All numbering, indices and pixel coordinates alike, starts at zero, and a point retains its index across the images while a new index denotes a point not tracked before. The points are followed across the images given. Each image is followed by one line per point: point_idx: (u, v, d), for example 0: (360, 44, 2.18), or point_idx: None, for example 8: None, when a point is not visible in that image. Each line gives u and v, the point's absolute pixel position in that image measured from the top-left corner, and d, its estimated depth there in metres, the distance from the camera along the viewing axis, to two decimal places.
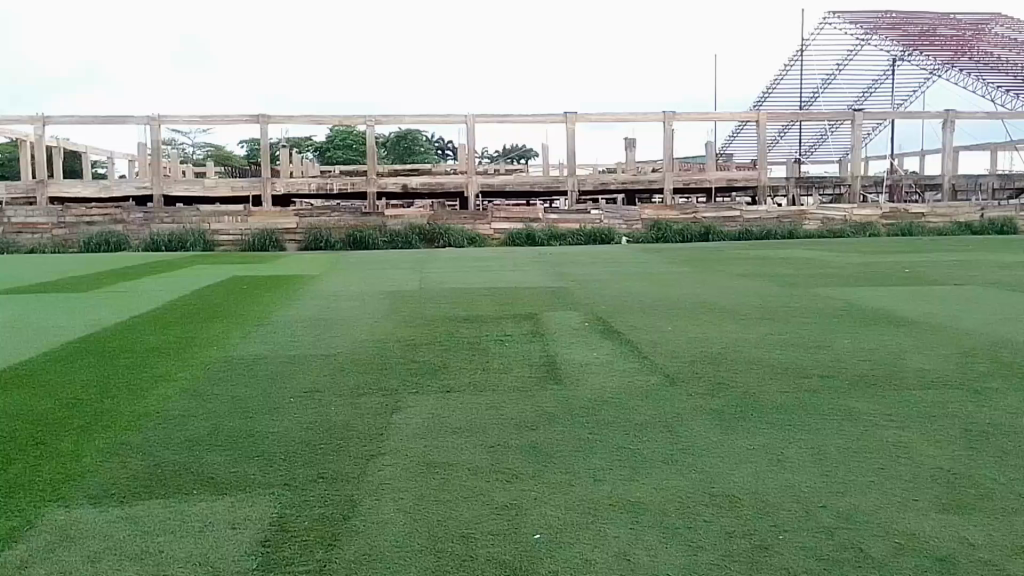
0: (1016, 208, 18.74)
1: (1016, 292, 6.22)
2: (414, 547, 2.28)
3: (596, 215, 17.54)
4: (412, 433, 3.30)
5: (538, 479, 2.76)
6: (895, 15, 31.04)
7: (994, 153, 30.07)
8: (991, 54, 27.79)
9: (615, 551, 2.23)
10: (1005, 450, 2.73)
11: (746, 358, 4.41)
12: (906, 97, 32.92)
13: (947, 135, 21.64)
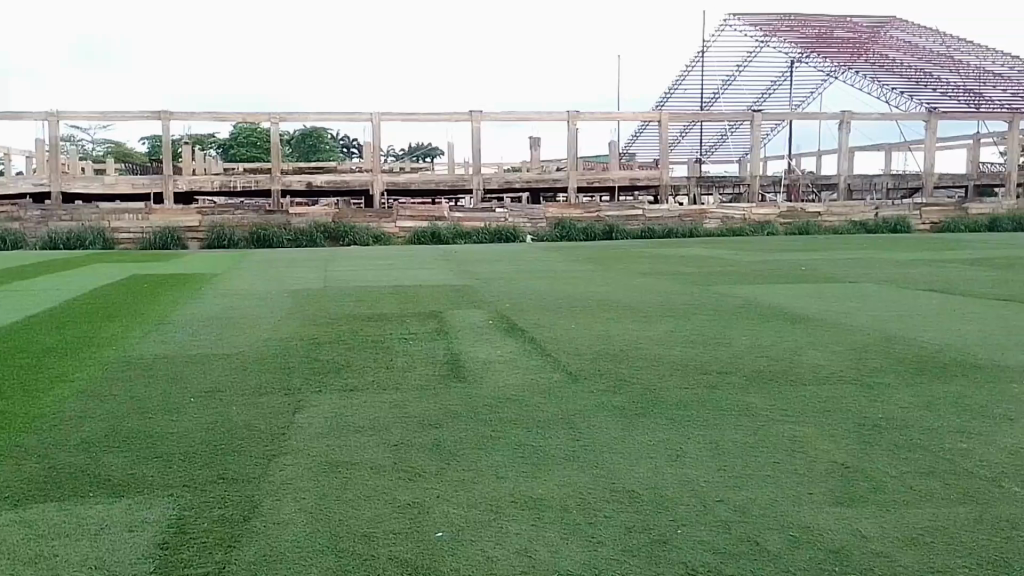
0: (907, 207, 19.42)
1: (906, 290, 6.45)
2: (315, 547, 2.19)
3: (500, 213, 17.52)
4: (315, 433, 3.19)
5: (442, 478, 2.70)
6: (792, 18, 31.96)
7: (889, 153, 31.34)
8: (886, 56, 28.64)
9: (517, 548, 2.18)
10: (895, 443, 2.79)
11: (648, 355, 4.44)
12: (804, 99, 34.06)
13: (843, 136, 22.40)
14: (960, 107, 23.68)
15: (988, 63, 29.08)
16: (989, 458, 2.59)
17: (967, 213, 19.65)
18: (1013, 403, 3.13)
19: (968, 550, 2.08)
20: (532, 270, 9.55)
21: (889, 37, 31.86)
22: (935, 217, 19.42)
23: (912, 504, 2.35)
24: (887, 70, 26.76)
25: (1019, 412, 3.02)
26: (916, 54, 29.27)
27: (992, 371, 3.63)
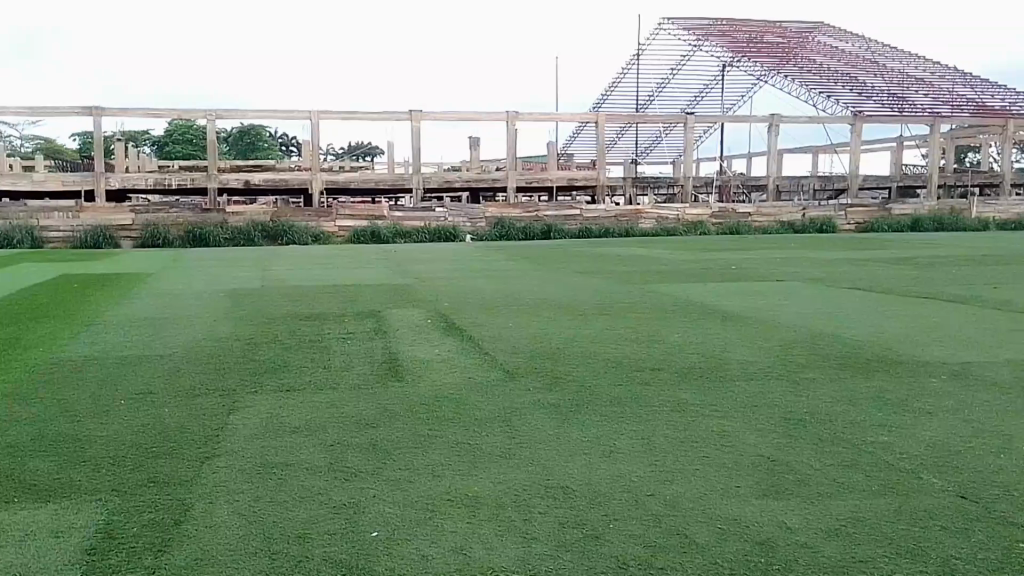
0: (834, 208, 19.88)
1: (835, 289, 6.60)
2: (248, 550, 2.17)
3: (440, 212, 17.48)
4: (249, 434, 3.16)
5: (377, 477, 2.69)
6: (725, 22, 32.52)
7: (816, 155, 32.15)
8: (814, 61, 29.32)
9: (452, 545, 2.19)
10: (820, 437, 2.86)
11: (584, 352, 4.49)
12: (736, 102, 34.72)
13: (773, 139, 22.89)
14: (883, 111, 24.35)
15: (911, 69, 29.96)
16: (908, 449, 2.67)
17: (891, 214, 20.14)
18: (933, 397, 3.23)
19: (887, 533, 2.15)
20: (471, 269, 9.55)
21: (817, 42, 32.61)
22: (860, 217, 19.82)
23: (836, 494, 2.41)
24: (814, 75, 27.41)
25: (939, 406, 3.12)
26: (842, 60, 30.03)
27: (913, 366, 3.74)
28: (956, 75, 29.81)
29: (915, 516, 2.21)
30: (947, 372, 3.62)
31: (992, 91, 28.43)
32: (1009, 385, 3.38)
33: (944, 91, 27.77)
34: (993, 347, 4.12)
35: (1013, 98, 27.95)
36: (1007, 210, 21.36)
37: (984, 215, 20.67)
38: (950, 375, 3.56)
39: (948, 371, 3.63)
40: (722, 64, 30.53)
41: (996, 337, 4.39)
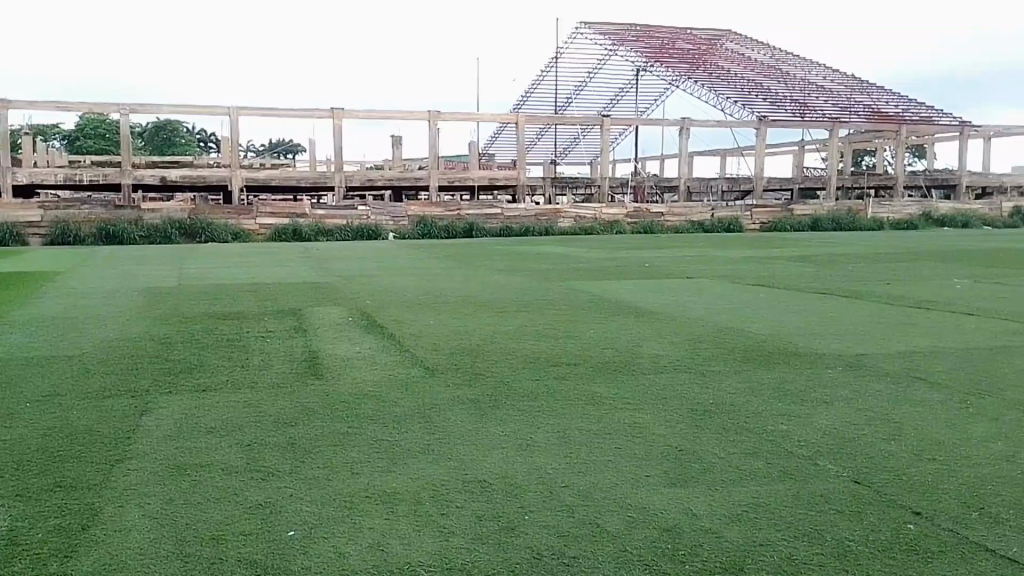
0: (741, 208, 20.34)
1: (742, 285, 6.81)
2: (159, 554, 2.16)
3: (362, 211, 17.36)
4: (161, 436, 3.13)
5: (294, 476, 2.71)
6: (639, 28, 33.02)
7: (724, 158, 33.03)
8: (723, 68, 30.00)
9: (369, 543, 2.22)
10: (726, 427, 2.97)
11: (503, 348, 4.56)
12: (649, 105, 35.33)
13: (684, 142, 23.43)
14: (786, 116, 25.12)
15: (814, 77, 31.00)
16: (807, 437, 2.80)
17: (794, 215, 20.80)
18: (830, 387, 3.39)
19: (785, 512, 2.25)
20: (392, 267, 9.53)
21: (726, 49, 33.40)
22: (764, 217, 20.37)
23: (739, 479, 2.51)
24: (722, 80, 28.08)
25: (836, 394, 3.27)
26: (748, 66, 30.82)
27: (813, 358, 3.90)
28: (854, 81, 30.94)
29: (811, 496, 2.32)
30: (843, 363, 3.79)
31: (888, 97, 29.59)
32: (899, 374, 3.56)
33: (842, 97, 28.81)
34: (886, 339, 4.33)
35: (907, 104, 29.14)
36: (902, 211, 22.25)
37: (880, 216, 21.50)
38: (846, 366, 3.74)
39: (845, 362, 3.80)
40: (637, 69, 31.03)
41: (891, 330, 4.61)
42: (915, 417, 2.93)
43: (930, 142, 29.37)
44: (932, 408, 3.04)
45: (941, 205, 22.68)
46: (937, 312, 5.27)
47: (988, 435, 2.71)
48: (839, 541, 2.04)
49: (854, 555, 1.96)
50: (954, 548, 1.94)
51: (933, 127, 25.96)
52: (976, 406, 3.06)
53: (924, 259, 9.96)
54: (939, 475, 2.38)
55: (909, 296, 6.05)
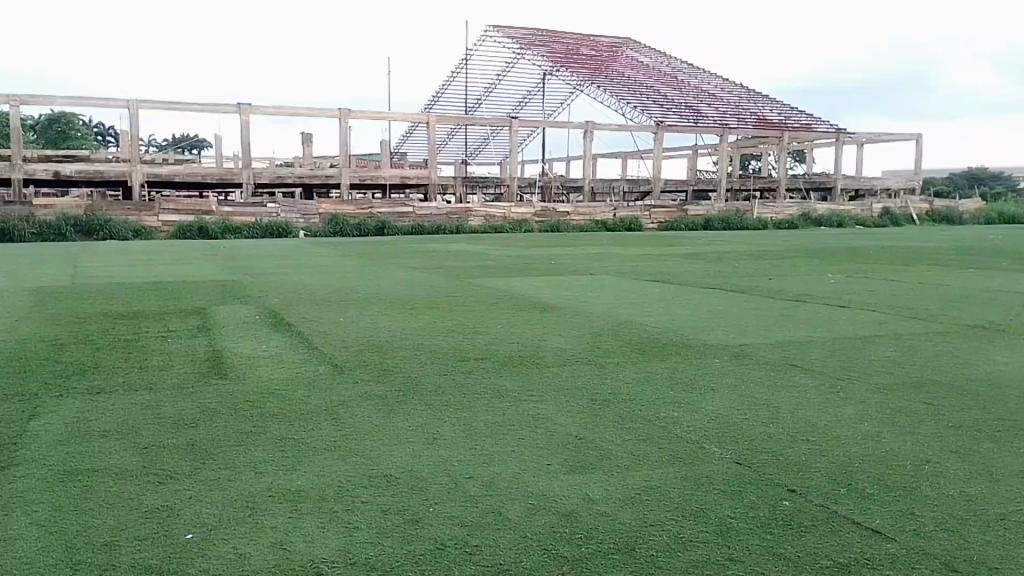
0: (641, 208, 20.81)
1: (640, 282, 7.02)
2: (46, 561, 2.04)
3: (271, 208, 17.14)
4: (51, 440, 3.02)
5: (193, 478, 2.63)
6: (545, 33, 33.43)
7: (626, 160, 33.82)
8: (625, 74, 30.64)
9: (271, 541, 2.16)
10: (622, 416, 3.10)
11: (411, 344, 4.63)
12: (555, 109, 35.81)
13: (588, 144, 23.91)
14: (683, 123, 25.84)
15: (707, 86, 32.04)
16: (695, 424, 2.94)
17: (688, 215, 21.42)
18: (718, 375, 3.57)
19: (680, 497, 2.33)
20: (300, 265, 9.51)
21: (627, 57, 34.13)
22: (662, 217, 20.90)
23: (635, 466, 2.61)
24: (624, 86, 28.65)
25: (721, 382, 3.45)
26: (647, 74, 31.56)
27: (701, 348, 4.09)
28: (744, 91, 32.08)
29: (700, 481, 2.43)
30: (729, 353, 3.99)
31: (773, 106, 30.80)
32: (778, 362, 3.77)
33: (731, 104, 29.96)
34: (769, 330, 4.56)
35: (792, 113, 30.40)
36: (783, 212, 23.10)
37: (765, 216, 22.30)
38: (732, 355, 3.94)
39: (730, 352, 4.01)
40: (543, 73, 31.42)
41: (777, 322, 4.86)
42: (792, 402, 3.13)
43: (811, 148, 30.72)
44: (806, 392, 3.25)
45: (818, 206, 23.71)
46: (815, 305, 5.57)
47: (857, 418, 2.91)
48: (727, 523, 2.13)
49: (738, 532, 2.07)
50: (825, 522, 2.08)
51: (811, 133, 27.74)
52: (846, 390, 3.27)
53: (802, 256, 10.48)
54: (815, 456, 2.54)
55: (793, 291, 6.35)
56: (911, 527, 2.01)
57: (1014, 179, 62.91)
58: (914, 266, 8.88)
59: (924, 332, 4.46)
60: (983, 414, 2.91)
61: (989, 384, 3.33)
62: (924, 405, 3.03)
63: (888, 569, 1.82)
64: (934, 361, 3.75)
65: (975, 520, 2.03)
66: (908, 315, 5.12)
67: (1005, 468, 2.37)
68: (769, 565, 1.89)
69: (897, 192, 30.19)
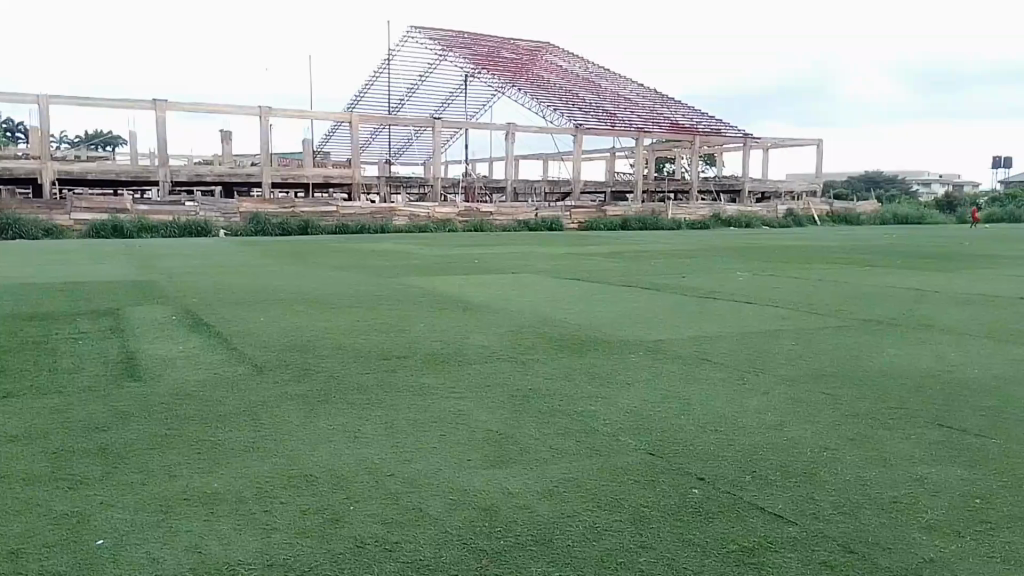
0: (562, 208, 21.05)
1: (561, 280, 7.12)
2: None
3: (189, 206, 16.82)
4: None
5: (106, 482, 2.55)
6: (467, 35, 33.52)
7: (548, 161, 34.17)
8: (546, 77, 30.92)
9: (185, 545, 2.11)
10: (541, 411, 3.18)
11: (333, 343, 4.63)
12: (478, 110, 35.94)
13: (510, 146, 24.11)
14: (601, 127, 26.24)
15: (624, 90, 32.61)
16: (611, 416, 3.03)
17: (606, 215, 21.71)
18: (633, 369, 3.68)
19: (595, 489, 2.40)
20: (220, 265, 9.39)
21: (547, 61, 34.46)
22: (582, 218, 21.17)
23: (552, 459, 2.68)
24: (544, 89, 28.90)
25: (636, 376, 3.57)
26: (567, 78, 31.92)
27: (616, 344, 4.22)
28: (658, 96, 32.75)
29: (615, 472, 2.51)
30: (643, 347, 4.11)
31: (684, 111, 31.54)
32: (689, 356, 3.91)
33: (647, 109, 30.59)
34: (681, 326, 4.71)
35: (703, 118, 31.17)
36: (695, 213, 23.58)
37: (679, 217, 22.77)
38: (646, 350, 4.05)
39: (644, 347, 4.12)
40: (465, 74, 31.47)
41: (689, 317, 5.01)
42: (703, 394, 3.25)
43: (719, 151, 31.56)
44: (716, 385, 3.38)
45: (728, 208, 24.34)
46: (726, 301, 5.76)
47: (761, 408, 3.04)
48: (638, 512, 2.21)
49: (650, 520, 2.16)
50: (731, 508, 2.18)
51: (722, 138, 28.56)
52: (752, 380, 3.43)
53: (710, 255, 10.77)
54: (722, 446, 2.65)
55: (704, 288, 6.54)
56: (809, 510, 2.12)
57: (903, 181, 66.10)
58: (815, 264, 9.22)
59: (825, 327, 4.66)
60: (877, 402, 3.08)
61: (882, 374, 3.52)
62: (822, 395, 3.19)
63: (788, 549, 1.93)
64: (832, 353, 3.94)
65: (868, 504, 2.15)
66: (809, 310, 5.33)
67: (899, 453, 2.52)
68: (681, 556, 1.94)
69: (800, 195, 31.24)
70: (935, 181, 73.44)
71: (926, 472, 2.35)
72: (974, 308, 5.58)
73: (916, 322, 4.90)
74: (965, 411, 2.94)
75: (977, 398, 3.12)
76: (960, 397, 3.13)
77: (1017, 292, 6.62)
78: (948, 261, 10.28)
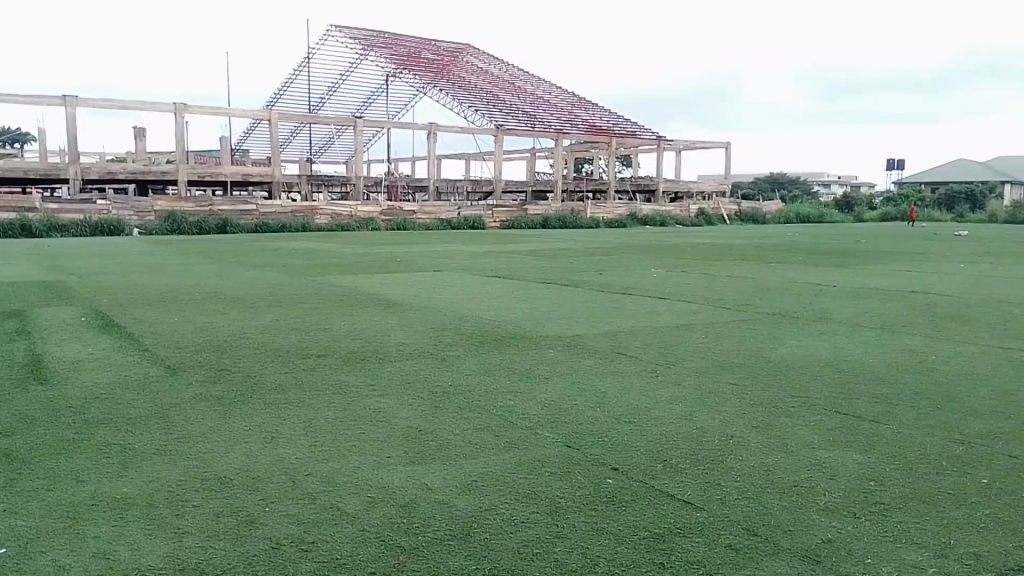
0: (484, 208, 21.20)
1: (482, 278, 7.17)
2: None
3: (102, 205, 16.36)
4: None
5: (9, 490, 2.45)
6: (388, 35, 33.36)
7: (470, 161, 34.31)
8: (466, 78, 31.00)
9: (93, 551, 2.04)
10: (460, 407, 3.22)
11: (250, 343, 4.58)
12: (399, 110, 35.82)
13: (432, 145, 24.16)
14: (521, 128, 26.54)
15: (543, 92, 32.96)
16: (528, 411, 3.10)
17: (527, 214, 21.82)
18: (551, 364, 3.76)
19: (512, 482, 2.44)
20: (134, 264, 9.20)
21: (468, 63, 34.55)
22: (503, 217, 21.31)
23: (471, 453, 2.71)
24: (465, 90, 28.94)
25: (553, 371, 3.64)
26: (487, 79, 32.06)
27: (536, 340, 4.28)
28: (575, 99, 33.17)
29: (533, 465, 2.56)
30: (560, 343, 4.18)
31: (601, 113, 32.04)
32: (605, 350, 4.00)
33: (565, 111, 30.99)
34: (597, 320, 4.82)
35: (618, 120, 31.69)
36: (612, 212, 23.88)
37: (598, 217, 23.09)
38: (564, 346, 4.13)
39: (561, 342, 4.19)
40: (386, 74, 31.33)
41: (604, 313, 5.12)
42: (617, 387, 3.32)
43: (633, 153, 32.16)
44: (630, 378, 3.46)
45: (643, 206, 24.81)
46: (641, 296, 5.88)
47: (673, 399, 3.14)
48: (553, 502, 2.27)
49: (566, 512, 2.20)
50: (644, 497, 2.25)
51: (636, 140, 29.18)
52: (663, 372, 3.54)
53: (623, 252, 10.95)
54: (635, 437, 2.72)
55: (620, 285, 6.67)
56: (716, 497, 2.21)
57: (807, 182, 68.44)
58: (722, 261, 9.48)
59: (734, 320, 4.81)
60: (779, 391, 3.22)
61: (784, 364, 3.67)
62: (729, 385, 3.32)
63: (697, 535, 2.01)
64: (736, 346, 4.08)
65: (770, 489, 2.25)
66: (718, 305, 5.49)
67: (799, 439, 2.64)
68: (597, 549, 1.98)
69: (710, 194, 32.02)
70: (835, 182, 76.24)
71: (823, 456, 2.47)
72: (868, 301, 5.83)
73: (818, 315, 5.09)
74: (858, 398, 3.10)
75: (872, 385, 3.27)
76: (856, 385, 3.29)
77: (910, 285, 6.94)
78: (849, 256, 10.70)
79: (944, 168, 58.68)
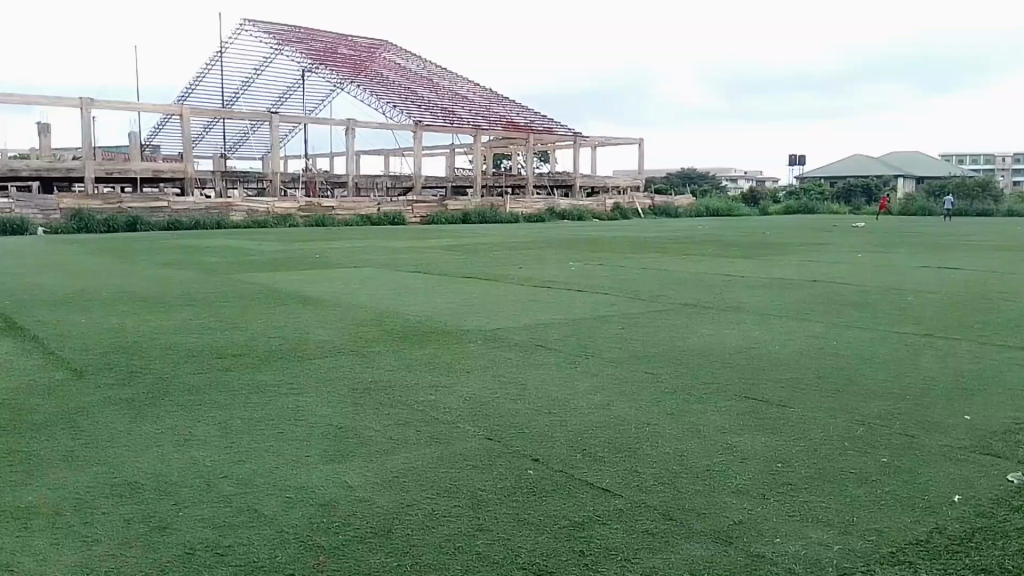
0: (404, 204, 21.18)
1: (401, 272, 7.15)
2: None
3: (4, 204, 15.73)
4: None
5: None
6: (303, 30, 32.88)
7: (389, 156, 34.11)
8: (384, 74, 30.80)
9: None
10: (380, 402, 3.23)
11: (164, 343, 4.49)
12: (315, 106, 35.39)
13: (350, 141, 23.98)
14: (440, 124, 26.56)
15: (460, 89, 32.95)
16: (449, 405, 3.12)
17: (446, 210, 21.79)
18: (472, 358, 3.78)
19: (434, 476, 2.46)
20: (44, 263, 8.91)
21: (384, 59, 34.30)
22: (424, 212, 21.25)
23: (391, 449, 2.72)
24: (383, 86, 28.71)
25: (476, 364, 3.67)
26: (404, 75, 31.88)
27: (458, 334, 4.30)
28: (493, 96, 33.25)
29: (454, 458, 2.59)
30: (482, 337, 4.21)
31: (518, 109, 32.23)
32: (525, 343, 4.04)
33: (483, 108, 31.07)
34: (519, 313, 4.87)
35: (534, 117, 31.89)
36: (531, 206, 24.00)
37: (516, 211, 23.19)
38: (485, 339, 4.16)
39: (483, 336, 4.22)
40: (301, 69, 30.87)
41: (522, 305, 5.17)
42: (535, 379, 3.38)
43: (550, 149, 32.40)
44: (548, 370, 3.52)
45: (561, 201, 25.01)
46: (563, 289, 5.93)
47: (591, 389, 3.20)
48: (475, 493, 2.31)
49: (487, 504, 2.23)
50: (562, 487, 2.30)
51: (552, 136, 29.42)
52: (580, 363, 3.60)
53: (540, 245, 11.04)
54: (555, 428, 2.78)
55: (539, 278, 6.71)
56: (633, 483, 2.28)
57: (714, 177, 69.74)
58: (637, 254, 9.64)
59: (650, 312, 4.91)
60: (691, 378, 3.31)
61: (697, 353, 3.77)
62: (645, 373, 3.41)
63: (613, 522, 2.06)
64: (652, 335, 4.17)
65: (684, 474, 2.32)
66: (634, 296, 5.59)
67: (711, 425, 2.73)
68: (512, 541, 2.01)
69: (624, 189, 32.44)
70: (741, 176, 78.09)
71: (735, 441, 2.56)
72: (780, 290, 6.00)
73: (732, 305, 5.22)
74: (765, 383, 3.21)
75: (780, 371, 3.39)
76: (763, 371, 3.41)
77: (815, 275, 7.15)
78: (758, 248, 11.00)
79: (845, 163, 60.41)
